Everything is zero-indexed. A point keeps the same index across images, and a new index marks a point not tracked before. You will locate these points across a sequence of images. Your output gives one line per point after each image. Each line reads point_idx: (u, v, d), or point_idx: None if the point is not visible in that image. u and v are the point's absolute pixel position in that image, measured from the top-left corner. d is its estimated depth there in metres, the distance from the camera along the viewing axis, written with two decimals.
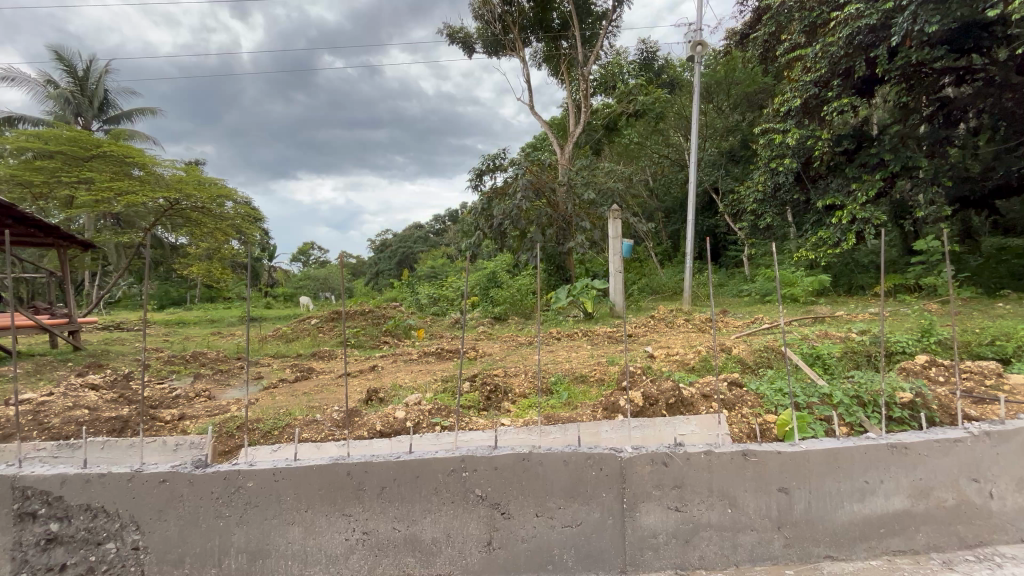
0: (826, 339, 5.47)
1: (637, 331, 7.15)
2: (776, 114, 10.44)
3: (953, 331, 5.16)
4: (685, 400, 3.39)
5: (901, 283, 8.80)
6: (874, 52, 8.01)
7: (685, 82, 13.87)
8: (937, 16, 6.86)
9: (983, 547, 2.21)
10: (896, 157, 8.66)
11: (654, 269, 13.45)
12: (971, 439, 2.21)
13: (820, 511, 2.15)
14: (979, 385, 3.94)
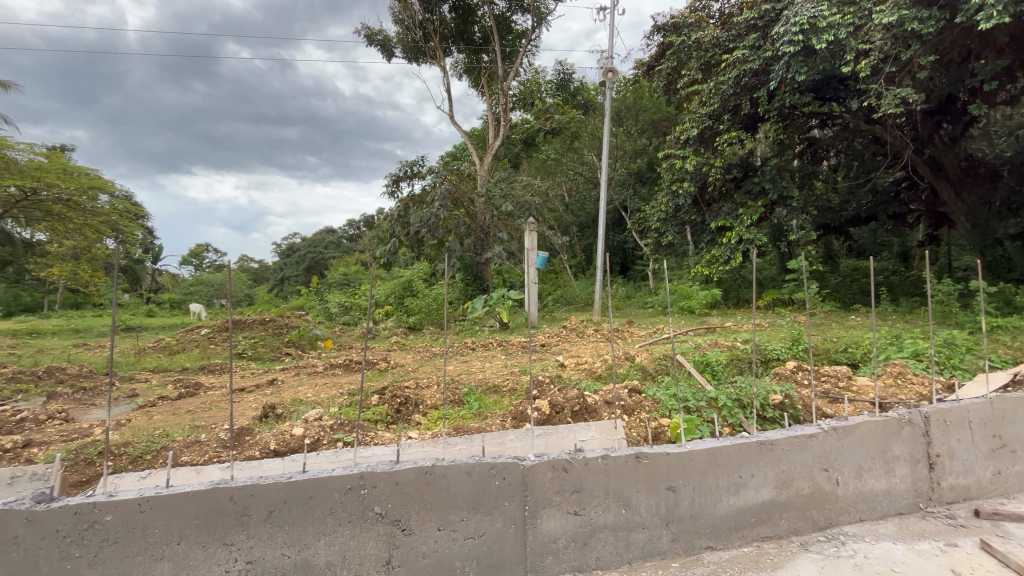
0: (715, 347, 6.03)
1: (550, 340, 7.38)
2: (676, 142, 11.42)
3: (816, 340, 5.93)
4: (588, 407, 3.57)
5: (778, 298, 9.96)
6: (757, 93, 9.09)
7: (598, 105, 14.71)
8: (805, 67, 7.97)
9: (832, 528, 2.55)
10: (774, 187, 9.86)
11: (568, 281, 14.00)
12: (823, 434, 2.55)
13: (702, 506, 2.36)
14: (834, 387, 4.57)
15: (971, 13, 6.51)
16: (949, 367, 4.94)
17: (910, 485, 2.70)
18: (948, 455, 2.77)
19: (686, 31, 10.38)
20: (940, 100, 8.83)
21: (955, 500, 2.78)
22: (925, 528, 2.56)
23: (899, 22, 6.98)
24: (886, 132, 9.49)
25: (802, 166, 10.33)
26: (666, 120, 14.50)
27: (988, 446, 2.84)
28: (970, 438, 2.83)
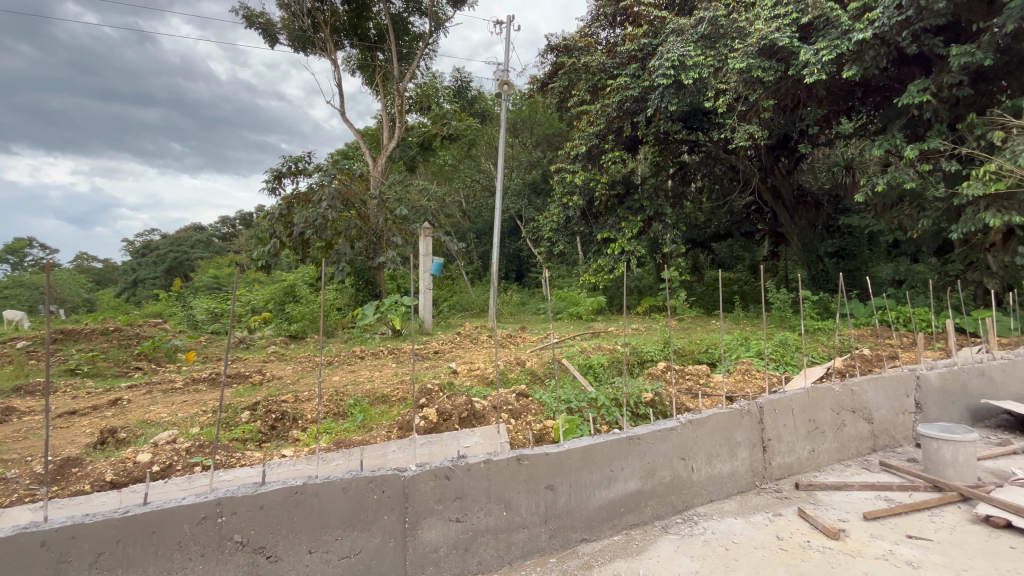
0: (598, 351, 6.45)
1: (443, 347, 7.30)
2: (567, 157, 12.07)
3: (683, 342, 6.65)
4: (476, 413, 3.62)
5: (654, 305, 10.98)
6: (637, 118, 9.98)
7: (495, 116, 15.04)
8: (675, 98, 8.94)
9: (688, 510, 2.86)
10: (650, 204, 10.94)
11: (464, 287, 14.03)
12: (681, 426, 2.86)
13: (577, 501, 2.50)
14: (695, 384, 5.17)
15: (799, 69, 7.84)
16: (783, 364, 5.85)
17: (749, 466, 3.13)
18: (777, 438, 3.27)
19: (577, 54, 11.05)
20: (778, 138, 10.47)
21: (782, 476, 3.29)
22: (759, 502, 2.99)
23: (747, 68, 8.16)
24: (738, 162, 11.00)
25: (673, 186, 11.52)
26: (558, 136, 15.29)
27: (805, 429, 3.41)
28: (793, 423, 3.36)
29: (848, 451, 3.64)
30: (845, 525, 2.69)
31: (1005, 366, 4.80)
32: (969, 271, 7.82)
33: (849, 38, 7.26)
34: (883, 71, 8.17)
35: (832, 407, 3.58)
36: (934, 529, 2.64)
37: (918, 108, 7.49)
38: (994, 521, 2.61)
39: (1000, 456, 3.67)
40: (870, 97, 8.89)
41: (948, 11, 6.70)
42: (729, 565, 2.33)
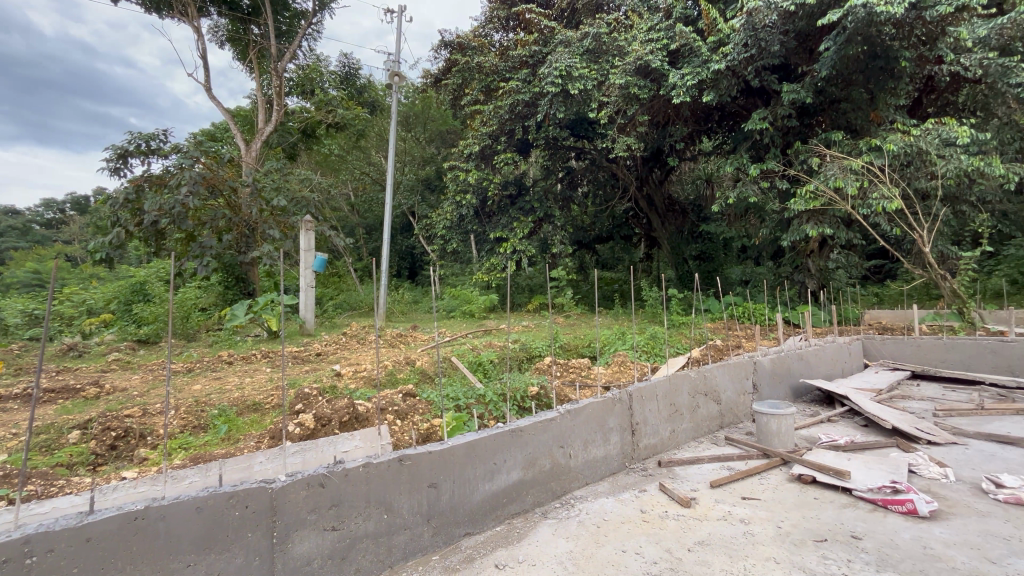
0: (489, 348, 6.53)
1: (327, 349, 6.87)
2: (461, 156, 12.07)
3: (568, 338, 7.03)
4: (359, 416, 3.48)
5: (543, 302, 11.47)
6: (528, 122, 10.33)
7: (386, 107, 14.47)
8: (563, 106, 9.40)
9: (566, 495, 3.06)
10: (540, 206, 11.43)
11: (352, 285, 13.34)
12: (560, 417, 3.05)
13: (461, 496, 2.56)
14: (576, 376, 5.52)
15: (668, 90, 8.72)
16: (653, 355, 6.48)
17: (620, 449, 3.43)
18: (643, 422, 3.62)
19: (470, 53, 11.08)
20: (651, 151, 11.55)
21: (648, 456, 3.66)
22: (628, 481, 3.30)
23: (626, 85, 8.88)
24: (618, 170, 11.93)
25: (561, 190, 12.11)
26: (451, 133, 15.19)
27: (667, 412, 3.82)
28: (657, 407, 3.75)
29: (701, 429, 4.16)
30: (695, 494, 3.06)
31: (817, 351, 5.84)
32: (795, 273, 9.38)
33: (707, 67, 8.25)
34: (733, 99, 9.43)
35: (689, 391, 4.06)
36: (762, 489, 3.12)
37: (759, 134, 8.77)
38: (805, 478, 3.17)
39: (812, 425, 4.46)
40: (723, 121, 10.22)
41: (781, 53, 7.93)
42: (599, 541, 2.53)
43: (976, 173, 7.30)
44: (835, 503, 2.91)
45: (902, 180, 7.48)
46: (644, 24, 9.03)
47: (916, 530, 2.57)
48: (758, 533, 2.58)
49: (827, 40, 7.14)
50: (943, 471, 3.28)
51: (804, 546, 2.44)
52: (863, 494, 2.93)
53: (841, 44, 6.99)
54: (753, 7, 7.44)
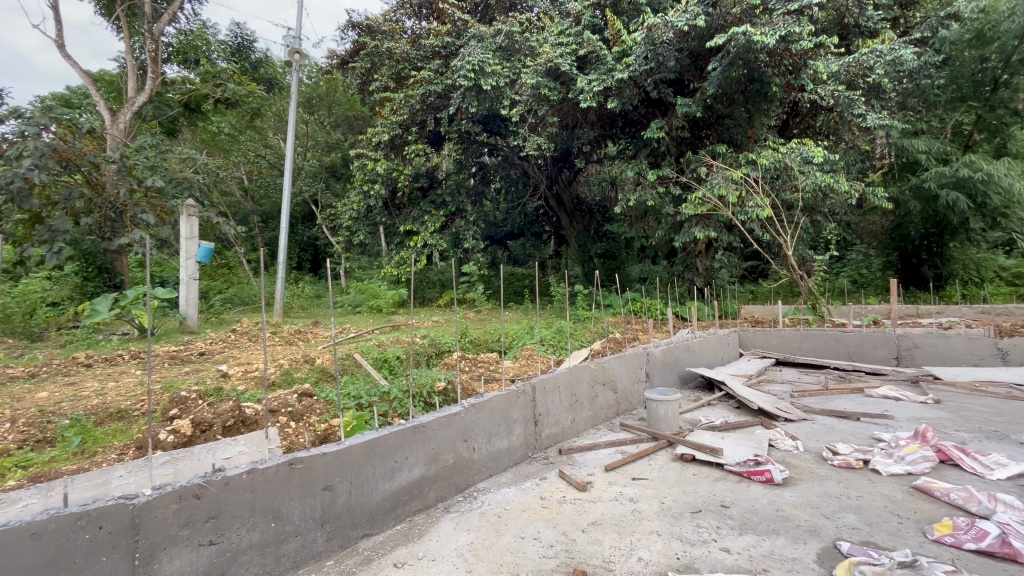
0: (396, 344, 6.34)
1: (212, 347, 6.23)
2: (369, 143, 11.55)
3: (478, 333, 7.06)
4: (246, 419, 3.23)
5: (454, 297, 11.41)
6: (440, 113, 10.19)
7: (285, 86, 13.37)
8: (476, 101, 9.39)
9: (470, 488, 3.13)
10: (452, 200, 11.37)
11: (246, 278, 12.24)
12: (464, 411, 3.10)
13: (358, 497, 2.52)
14: (484, 370, 5.58)
15: (576, 94, 9.10)
16: (558, 348, 6.73)
17: (523, 440, 3.55)
18: (546, 412, 3.77)
19: (380, 37, 10.63)
20: (560, 152, 11.96)
21: (550, 445, 3.81)
22: (530, 469, 3.43)
23: (537, 85, 9.12)
24: (529, 168, 12.20)
25: (474, 186, 12.10)
26: (359, 120, 14.43)
27: (568, 402, 4.01)
28: (559, 397, 3.93)
29: (600, 417, 4.42)
30: (591, 478, 3.25)
31: (701, 342, 6.46)
32: (685, 272, 10.30)
33: (612, 75, 8.73)
34: (635, 107, 10.07)
35: (589, 381, 4.30)
36: (650, 469, 3.40)
37: (656, 142, 9.47)
38: (685, 457, 3.50)
39: (694, 409, 4.94)
40: (627, 128, 10.74)
41: (675, 69, 8.63)
42: (499, 530, 2.59)
43: (827, 188, 8.52)
44: (710, 477, 3.25)
45: (772, 191, 8.51)
46: (555, 27, 9.32)
47: (772, 496, 2.96)
48: (644, 509, 2.80)
49: (714, 61, 7.89)
50: (796, 444, 3.81)
51: (682, 518, 2.69)
52: (732, 468, 3.30)
53: (725, 66, 7.79)
54: (653, 24, 7.98)
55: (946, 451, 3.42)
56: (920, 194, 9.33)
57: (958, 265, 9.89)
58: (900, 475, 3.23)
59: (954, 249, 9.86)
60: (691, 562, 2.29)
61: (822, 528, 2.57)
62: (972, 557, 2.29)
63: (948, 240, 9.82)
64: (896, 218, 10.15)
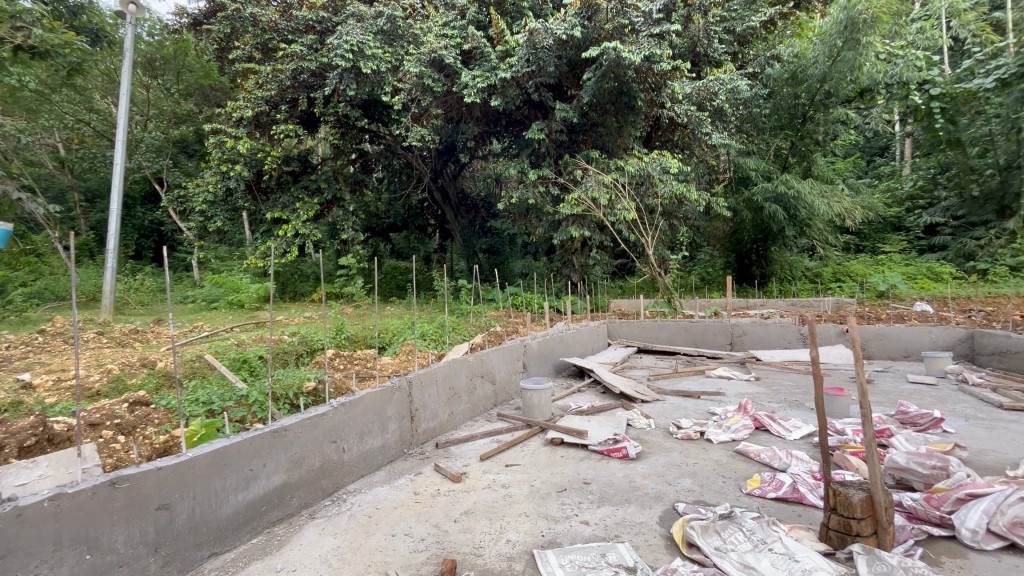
0: (259, 343, 5.77)
1: (12, 353, 5.07)
2: (227, 118, 10.25)
3: (355, 329, 6.73)
4: (52, 439, 2.70)
5: (332, 292, 10.75)
6: (314, 94, 9.44)
7: (118, 41, 11.09)
8: (355, 84, 8.85)
9: (338, 492, 3.01)
10: (328, 187, 10.60)
11: (62, 267, 10.16)
12: (332, 410, 2.99)
13: (203, 513, 2.29)
14: (363, 368, 5.36)
15: (460, 88, 9.13)
16: (439, 343, 6.69)
17: (397, 437, 3.52)
18: (422, 407, 3.77)
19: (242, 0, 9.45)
20: (445, 145, 11.84)
21: (427, 439, 3.81)
22: (404, 465, 3.41)
23: (420, 75, 8.93)
24: (413, 160, 11.69)
25: (353, 174, 11.46)
26: (217, 91, 12.39)
27: (445, 396, 4.04)
28: (436, 392, 3.94)
29: (478, 409, 4.52)
30: (466, 468, 3.32)
31: (574, 334, 6.92)
32: (563, 268, 10.91)
33: (495, 74, 8.91)
34: (517, 107, 10.38)
35: (467, 374, 4.37)
36: (522, 455, 3.56)
37: (538, 143, 9.89)
38: (554, 441, 3.74)
39: (566, 396, 5.29)
40: (510, 127, 11.07)
41: (555, 75, 9.07)
42: (368, 531, 2.53)
43: (681, 196, 9.66)
44: (575, 458, 3.51)
45: (637, 196, 9.37)
46: (439, 18, 9.18)
47: (627, 469, 3.29)
48: (515, 494, 2.93)
49: (589, 71, 8.47)
50: (649, 421, 4.28)
51: (549, 498, 2.87)
52: (595, 448, 3.61)
53: (599, 77, 8.42)
54: (534, 28, 8.29)
55: (760, 419, 4.11)
56: (751, 206, 11.09)
57: (777, 265, 11.89)
58: (727, 442, 3.81)
59: (775, 253, 11.81)
60: (554, 538, 2.45)
61: (664, 493, 2.94)
62: (773, 504, 2.79)
63: (771, 245, 11.70)
64: (733, 225, 11.88)
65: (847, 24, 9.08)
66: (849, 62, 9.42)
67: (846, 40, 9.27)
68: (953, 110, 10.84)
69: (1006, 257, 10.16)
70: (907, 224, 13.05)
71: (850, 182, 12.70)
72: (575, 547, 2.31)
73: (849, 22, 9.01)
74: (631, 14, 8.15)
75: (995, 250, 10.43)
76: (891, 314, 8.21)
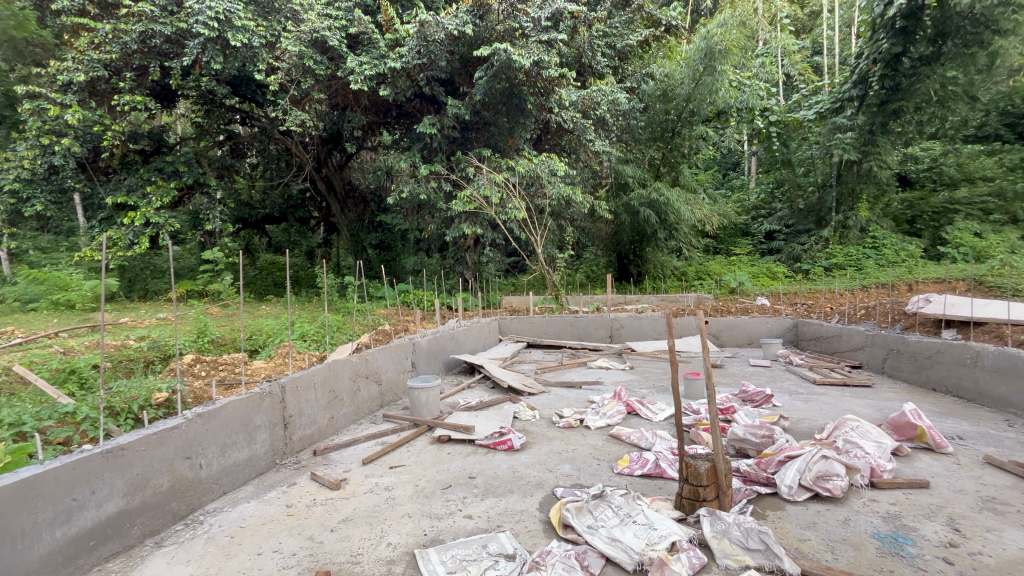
0: (95, 350, 4.91)
1: None
2: (50, 81, 8.50)
3: (222, 331, 6.04)
4: None
5: (193, 290, 9.49)
6: (168, 63, 8.23)
7: None
8: (221, 57, 7.91)
9: (193, 514, 2.68)
10: (189, 171, 9.30)
11: None
12: (186, 423, 2.65)
13: (6, 558, 1.89)
14: (230, 375, 4.84)
15: (345, 73, 8.62)
16: (321, 344, 6.28)
17: (268, 447, 3.24)
18: (298, 413, 3.50)
19: None
20: (330, 132, 11.11)
21: (303, 447, 3.56)
22: (276, 478, 3.14)
23: (300, 55, 8.25)
24: (292, 147, 10.73)
25: (220, 157, 10.26)
26: (36, 47, 10.08)
27: (325, 400, 3.81)
28: (314, 396, 3.69)
29: (361, 411, 4.32)
30: (347, 474, 3.17)
31: (465, 331, 6.95)
32: (456, 265, 10.88)
33: (384, 62, 8.60)
34: (408, 100, 10.09)
35: (349, 375, 4.15)
36: (407, 455, 3.49)
37: (430, 138, 9.75)
38: (442, 438, 3.73)
39: (455, 393, 5.29)
40: (401, 119, 10.76)
41: (446, 70, 9.03)
42: (230, 553, 2.30)
43: (568, 198, 10.15)
44: (462, 453, 3.54)
45: (527, 196, 9.66)
46: None
47: (511, 461, 3.39)
48: (398, 495, 2.87)
49: (481, 70, 8.56)
50: (534, 413, 4.47)
51: (433, 496, 2.85)
52: (481, 442, 3.68)
53: (490, 76, 8.55)
54: (425, 20, 8.17)
55: (631, 404, 4.52)
56: (629, 210, 12.07)
57: (651, 265, 13.06)
58: (603, 427, 4.13)
59: (648, 253, 12.94)
60: (437, 535, 2.44)
61: (545, 480, 3.09)
62: (639, 480, 3.09)
63: (645, 246, 12.79)
64: (614, 227, 12.82)
65: (707, 52, 10.39)
66: (708, 86, 10.73)
67: (706, 67, 10.56)
68: (786, 136, 13.24)
69: (822, 259, 12.27)
70: (752, 230, 15.08)
71: (709, 192, 14.40)
72: (456, 542, 2.32)
73: (708, 50, 10.33)
74: (521, 18, 8.32)
75: (814, 254, 12.51)
76: (738, 308, 9.51)
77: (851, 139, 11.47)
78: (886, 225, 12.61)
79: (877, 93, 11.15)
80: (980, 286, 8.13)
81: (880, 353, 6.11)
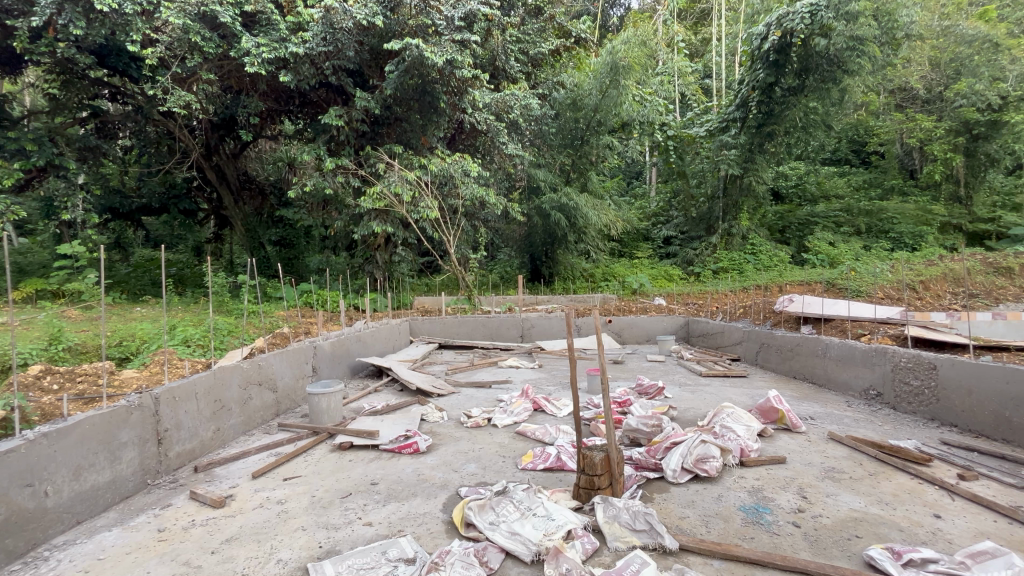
0: None
1: None
2: None
3: (82, 336, 5.24)
4: None
5: (44, 290, 8.13)
6: (11, 21, 6.97)
7: None
8: (83, 21, 6.87)
9: (35, 550, 2.30)
10: (39, 150, 7.86)
11: None
12: (27, 445, 2.27)
13: None
14: (91, 387, 4.22)
15: (240, 54, 7.94)
16: (208, 349, 5.69)
17: (136, 467, 2.88)
18: (175, 427, 3.16)
19: None
20: (223, 117, 10.15)
21: (181, 464, 3.21)
22: (146, 500, 2.80)
23: (184, 28, 7.43)
24: (174, 130, 9.60)
25: (81, 136, 8.90)
26: None
27: (209, 410, 3.47)
28: (195, 407, 3.35)
29: (253, 421, 3.99)
30: (233, 490, 2.91)
31: (373, 332, 6.71)
32: (365, 264, 10.45)
33: (285, 46, 8.03)
34: (312, 88, 9.50)
35: (238, 383, 3.82)
36: (304, 466, 3.29)
37: (336, 130, 9.30)
38: (343, 445, 3.56)
39: (360, 397, 5.09)
40: (304, 108, 10.06)
41: (355, 61, 8.68)
42: None
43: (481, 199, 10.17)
44: (365, 459, 3.42)
45: (440, 195, 9.55)
46: None
47: (416, 464, 3.34)
48: (292, 508, 2.70)
49: (391, 64, 8.35)
50: (442, 414, 4.45)
51: (331, 506, 2.72)
52: (385, 446, 3.57)
53: (401, 71, 8.37)
54: (331, 6, 7.81)
55: (538, 401, 4.67)
56: (540, 213, 12.42)
57: (561, 266, 13.49)
58: (510, 425, 4.22)
59: (559, 255, 13.39)
60: (333, 546, 2.34)
61: (450, 480, 3.09)
62: (541, 474, 3.20)
63: (556, 248, 13.21)
64: (527, 229, 13.09)
65: (612, 67, 11.09)
66: (614, 98, 11.46)
67: (611, 80, 11.28)
68: (681, 150, 14.29)
69: (710, 263, 13.56)
70: (652, 235, 16.23)
71: (615, 199, 15.20)
72: (355, 551, 2.24)
73: (614, 65, 11.00)
74: (433, 15, 8.18)
75: (704, 258, 13.78)
76: (638, 308, 10.23)
77: (734, 156, 12.91)
78: (762, 234, 14.16)
79: (755, 116, 12.64)
80: (832, 287, 9.58)
81: (754, 346, 6.92)
